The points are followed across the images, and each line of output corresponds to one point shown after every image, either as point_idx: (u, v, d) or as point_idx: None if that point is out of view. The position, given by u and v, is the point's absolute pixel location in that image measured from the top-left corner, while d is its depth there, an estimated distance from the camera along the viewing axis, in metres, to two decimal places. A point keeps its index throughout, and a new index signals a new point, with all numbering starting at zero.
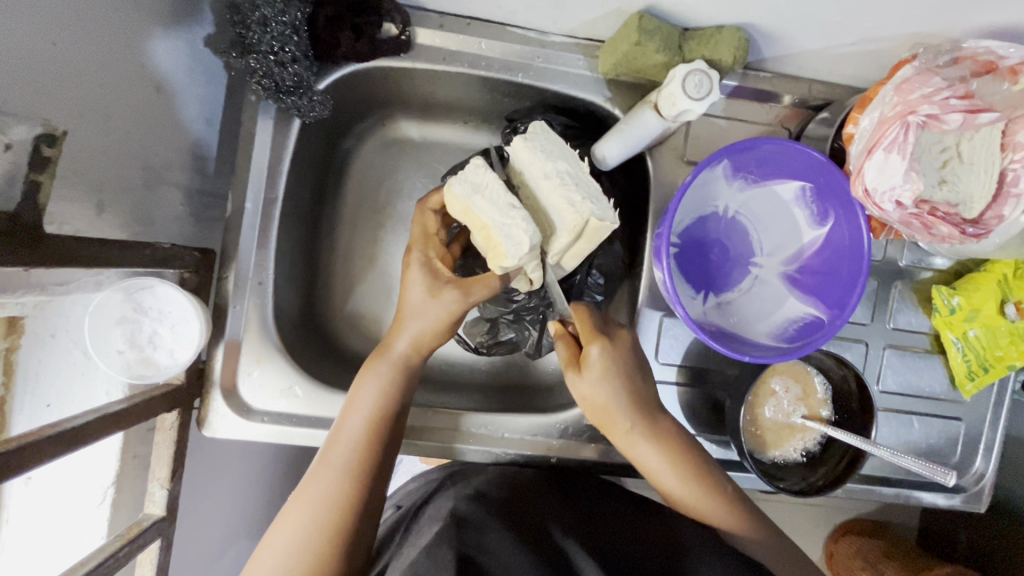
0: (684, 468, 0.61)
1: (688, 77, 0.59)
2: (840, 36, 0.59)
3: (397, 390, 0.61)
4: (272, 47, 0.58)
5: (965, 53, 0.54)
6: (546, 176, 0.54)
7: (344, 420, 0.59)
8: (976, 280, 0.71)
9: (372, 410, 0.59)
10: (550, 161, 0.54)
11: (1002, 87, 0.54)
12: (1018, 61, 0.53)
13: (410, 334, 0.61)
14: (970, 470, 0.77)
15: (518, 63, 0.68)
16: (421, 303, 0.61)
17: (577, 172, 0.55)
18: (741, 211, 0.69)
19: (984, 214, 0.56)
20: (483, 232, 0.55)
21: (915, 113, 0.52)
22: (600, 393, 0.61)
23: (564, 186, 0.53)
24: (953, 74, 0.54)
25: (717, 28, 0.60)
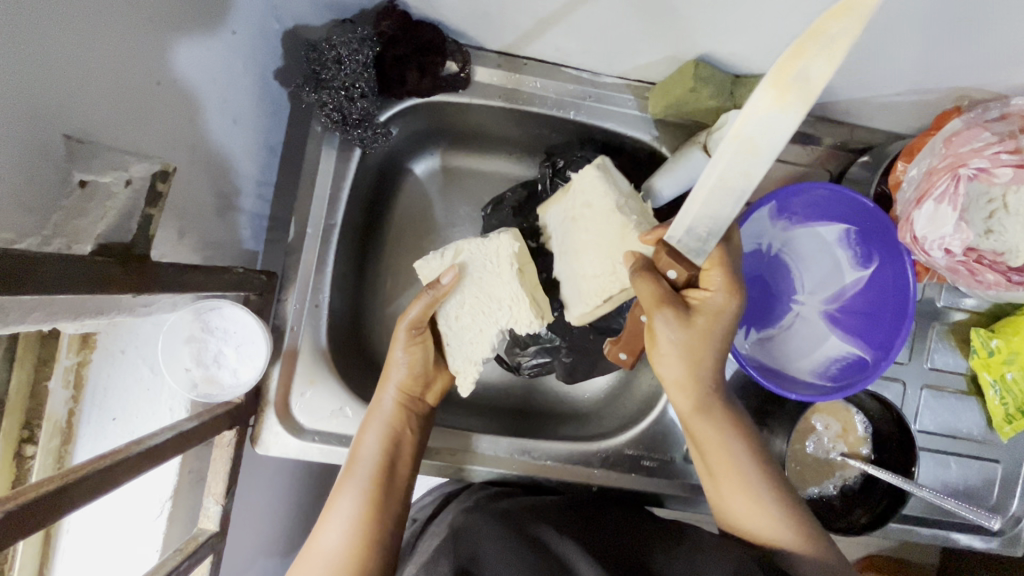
0: (744, 460, 0.60)
1: (740, 122, 0.60)
2: (888, 87, 0.61)
3: (399, 436, 0.64)
4: (343, 83, 0.62)
5: (1013, 110, 0.56)
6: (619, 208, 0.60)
7: (350, 469, 0.62)
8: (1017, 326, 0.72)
9: (377, 454, 0.62)
10: (621, 195, 0.61)
11: None
12: None
13: (389, 393, 0.66)
14: (1007, 513, 0.77)
15: (570, 102, 0.71)
16: (397, 360, 0.67)
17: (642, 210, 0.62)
18: (783, 250, 0.71)
19: None
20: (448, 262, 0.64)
21: (966, 166, 0.54)
22: (694, 347, 0.57)
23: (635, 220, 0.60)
24: (1002, 128, 0.56)
25: (768, 76, 0.63)
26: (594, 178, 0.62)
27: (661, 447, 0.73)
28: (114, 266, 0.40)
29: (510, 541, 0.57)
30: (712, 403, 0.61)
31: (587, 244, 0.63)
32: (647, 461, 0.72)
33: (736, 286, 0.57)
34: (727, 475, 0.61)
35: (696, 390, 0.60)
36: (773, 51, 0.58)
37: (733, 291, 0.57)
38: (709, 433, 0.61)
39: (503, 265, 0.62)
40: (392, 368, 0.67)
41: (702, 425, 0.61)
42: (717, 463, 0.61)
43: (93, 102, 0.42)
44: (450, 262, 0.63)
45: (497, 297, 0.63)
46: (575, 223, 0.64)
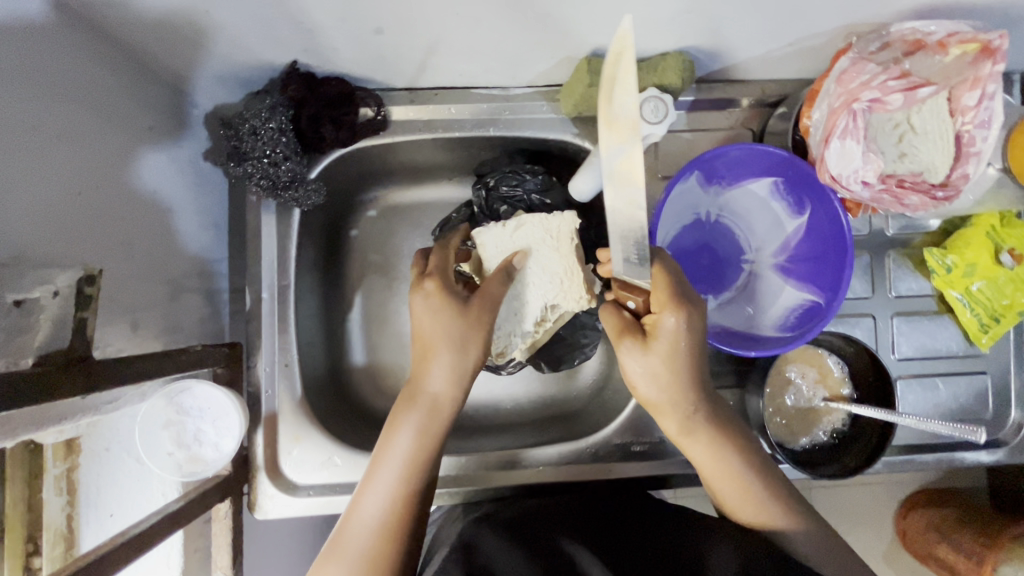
0: (737, 464, 0.59)
1: (644, 104, 0.63)
2: (777, 41, 0.63)
3: (410, 478, 0.56)
4: (264, 151, 0.65)
5: (893, 37, 0.57)
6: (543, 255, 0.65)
7: (342, 536, 0.54)
8: (969, 237, 0.73)
9: (386, 513, 0.54)
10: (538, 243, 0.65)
11: (935, 60, 0.56)
12: (944, 35, 0.55)
13: (401, 424, 0.57)
14: (1006, 422, 0.76)
15: (488, 119, 0.74)
16: (437, 366, 0.58)
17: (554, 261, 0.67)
18: (721, 215, 0.73)
19: (952, 176, 0.60)
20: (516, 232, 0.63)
21: (859, 100, 0.56)
22: (664, 372, 0.56)
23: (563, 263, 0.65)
24: (885, 58, 0.57)
25: (661, 55, 0.64)
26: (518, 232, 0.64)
27: (648, 430, 0.73)
28: (57, 373, 0.42)
29: (516, 548, 0.55)
30: (694, 417, 0.59)
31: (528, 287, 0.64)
32: (638, 446, 0.73)
33: (685, 303, 0.55)
34: (725, 479, 0.59)
35: (676, 404, 0.58)
36: (656, 31, 0.60)
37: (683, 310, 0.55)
38: (697, 444, 0.60)
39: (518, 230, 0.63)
40: (421, 393, 0.58)
41: (691, 436, 0.59)
42: (709, 471, 0.60)
43: (17, 225, 0.44)
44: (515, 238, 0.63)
45: (552, 271, 0.64)
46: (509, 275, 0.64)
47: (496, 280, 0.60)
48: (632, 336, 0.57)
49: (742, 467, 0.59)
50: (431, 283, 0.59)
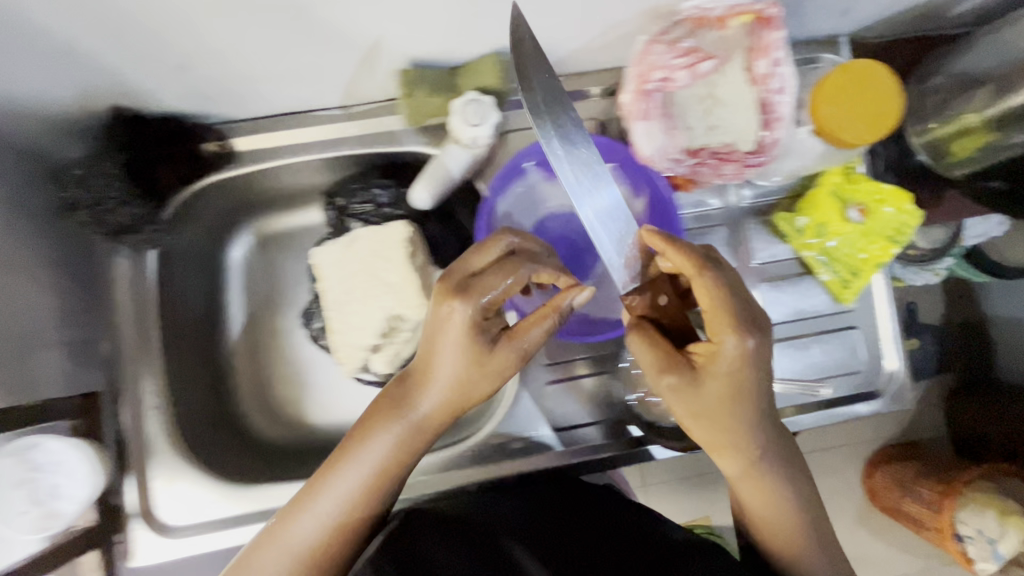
0: (767, 476, 0.57)
1: (464, 107, 0.64)
2: (590, 30, 0.64)
3: (343, 518, 0.56)
4: (96, 199, 0.65)
5: (682, 15, 0.58)
6: (378, 268, 0.62)
7: (271, 532, 0.56)
8: (820, 199, 0.72)
9: (321, 531, 0.55)
10: (376, 257, 0.62)
11: (714, 34, 0.59)
12: (722, 10, 0.57)
13: (380, 437, 0.56)
14: (881, 372, 0.78)
15: (336, 138, 0.74)
16: (429, 389, 0.55)
17: (395, 269, 0.61)
18: (574, 205, 0.73)
19: (765, 141, 0.61)
20: (349, 247, 0.62)
21: (651, 81, 0.58)
22: (717, 414, 0.53)
23: (399, 271, 0.61)
24: (672, 37, 0.59)
25: (478, 58, 0.65)
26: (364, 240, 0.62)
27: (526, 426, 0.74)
28: None
29: (456, 548, 0.54)
30: (762, 461, 0.56)
31: (358, 296, 0.62)
32: (517, 443, 0.73)
33: (747, 325, 0.51)
34: (748, 487, 0.57)
35: (713, 434, 0.54)
36: (463, 34, 0.61)
37: (756, 331, 0.51)
38: (764, 451, 0.56)
39: (352, 249, 0.62)
40: (410, 410, 0.56)
41: (735, 443, 0.54)
42: (742, 481, 0.57)
43: None
44: (345, 253, 0.62)
45: (387, 281, 0.61)
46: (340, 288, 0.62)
47: (533, 323, 0.56)
48: (676, 371, 0.53)
49: (756, 477, 0.57)
50: (461, 309, 0.52)
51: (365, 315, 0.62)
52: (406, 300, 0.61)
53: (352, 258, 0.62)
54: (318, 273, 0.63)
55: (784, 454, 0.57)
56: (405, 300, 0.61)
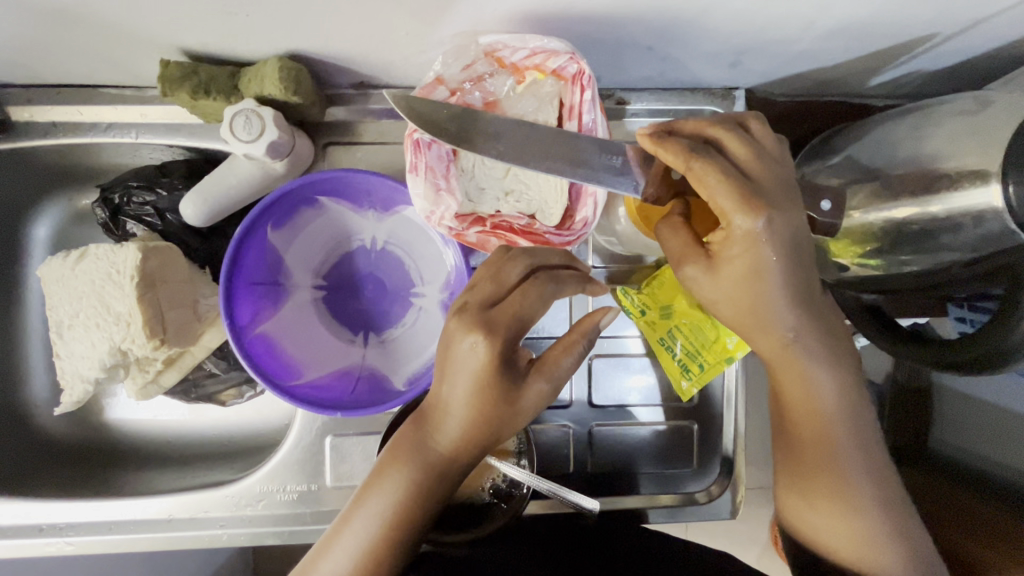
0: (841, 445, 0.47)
1: (234, 119, 0.53)
2: (403, 49, 0.53)
3: (376, 555, 0.46)
4: None
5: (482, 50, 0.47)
6: (102, 293, 0.53)
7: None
8: (676, 273, 0.64)
9: (351, 569, 0.45)
10: (102, 280, 0.53)
11: (507, 82, 0.50)
12: (519, 59, 0.48)
13: (382, 490, 0.46)
14: (709, 474, 0.71)
15: (129, 123, 0.63)
16: (448, 430, 0.45)
17: (121, 296, 0.53)
18: (389, 242, 0.64)
19: (572, 219, 0.51)
20: (83, 264, 0.54)
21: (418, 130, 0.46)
22: (734, 300, 0.43)
23: (123, 301, 0.53)
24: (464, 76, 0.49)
25: (264, 61, 0.54)
26: (92, 259, 0.53)
27: (301, 477, 0.66)
28: None
29: None
30: (797, 341, 0.44)
31: (85, 321, 0.54)
32: (284, 495, 0.65)
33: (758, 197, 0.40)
34: (799, 471, 0.48)
35: (734, 321, 0.44)
36: (238, 32, 0.50)
37: (763, 208, 0.39)
38: (838, 430, 0.47)
39: (81, 268, 0.54)
40: (426, 445, 0.46)
41: (758, 334, 0.44)
42: (802, 451, 0.48)
43: None
44: (72, 272, 0.54)
45: (114, 311, 0.53)
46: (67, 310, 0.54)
47: (562, 352, 0.47)
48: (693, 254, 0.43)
49: (827, 457, 0.47)
50: (486, 344, 0.42)
51: (90, 345, 0.54)
52: (131, 332, 0.53)
53: (78, 279, 0.54)
54: (46, 287, 0.55)
55: (876, 446, 0.48)
56: (131, 332, 0.53)
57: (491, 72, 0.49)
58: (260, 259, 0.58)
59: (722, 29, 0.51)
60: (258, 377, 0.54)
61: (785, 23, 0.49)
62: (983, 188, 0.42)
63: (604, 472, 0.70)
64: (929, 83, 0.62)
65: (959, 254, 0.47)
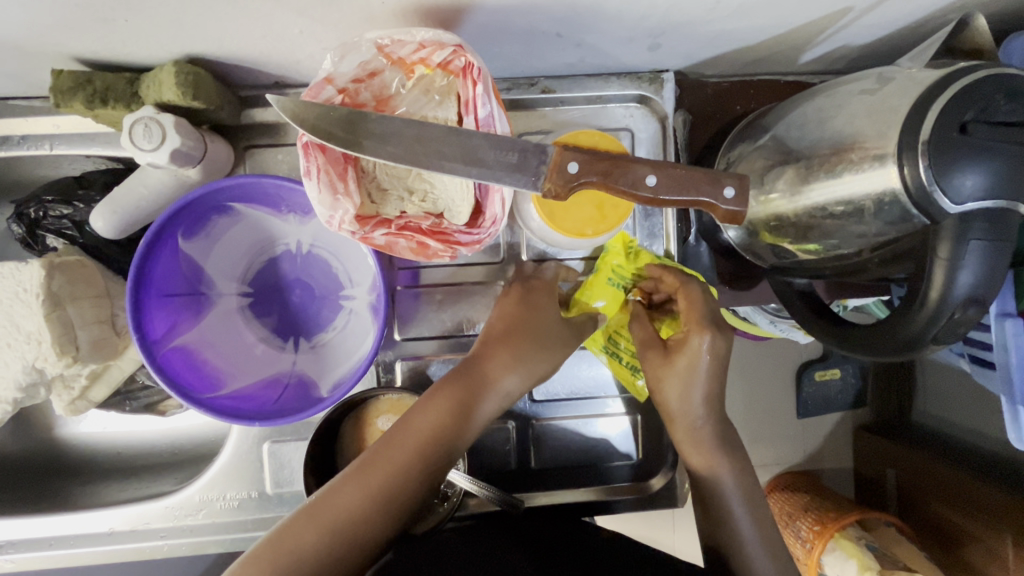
0: (710, 447, 0.54)
1: (132, 128, 0.52)
2: (301, 47, 0.51)
3: (438, 443, 0.49)
4: None
5: (367, 47, 0.45)
6: (10, 313, 0.52)
7: (331, 497, 0.45)
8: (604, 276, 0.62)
9: (414, 448, 0.48)
10: (10, 298, 0.52)
11: (398, 80, 0.48)
12: (407, 54, 0.46)
13: (428, 406, 0.50)
14: (656, 464, 0.71)
15: (40, 135, 0.62)
16: (511, 346, 0.54)
17: (28, 315, 0.52)
18: (315, 245, 0.63)
19: (480, 217, 0.50)
20: None
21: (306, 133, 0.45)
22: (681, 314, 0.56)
23: (31, 319, 0.52)
24: (351, 73, 0.46)
25: (161, 67, 0.53)
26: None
27: (240, 484, 0.65)
28: None
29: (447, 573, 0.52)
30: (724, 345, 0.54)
31: None
32: (224, 504, 0.65)
33: (696, 191, 0.44)
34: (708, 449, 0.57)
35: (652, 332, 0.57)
36: (124, 38, 0.48)
37: (705, 201, 0.44)
38: (707, 432, 0.55)
39: None
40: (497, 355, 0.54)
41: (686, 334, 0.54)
42: (687, 449, 0.55)
43: None
44: None
45: (24, 329, 0.52)
46: None
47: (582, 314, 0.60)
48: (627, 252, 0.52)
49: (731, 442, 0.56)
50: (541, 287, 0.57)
51: (4, 364, 0.53)
52: (42, 350, 0.52)
53: None
54: None
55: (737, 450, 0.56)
56: (41, 351, 0.52)
57: (386, 67, 0.47)
58: (174, 269, 0.57)
59: (625, 13, 0.49)
60: (172, 390, 0.53)
61: (686, 3, 0.47)
62: (881, 170, 0.41)
63: (549, 466, 0.70)
64: (858, 55, 0.60)
65: (867, 239, 0.45)
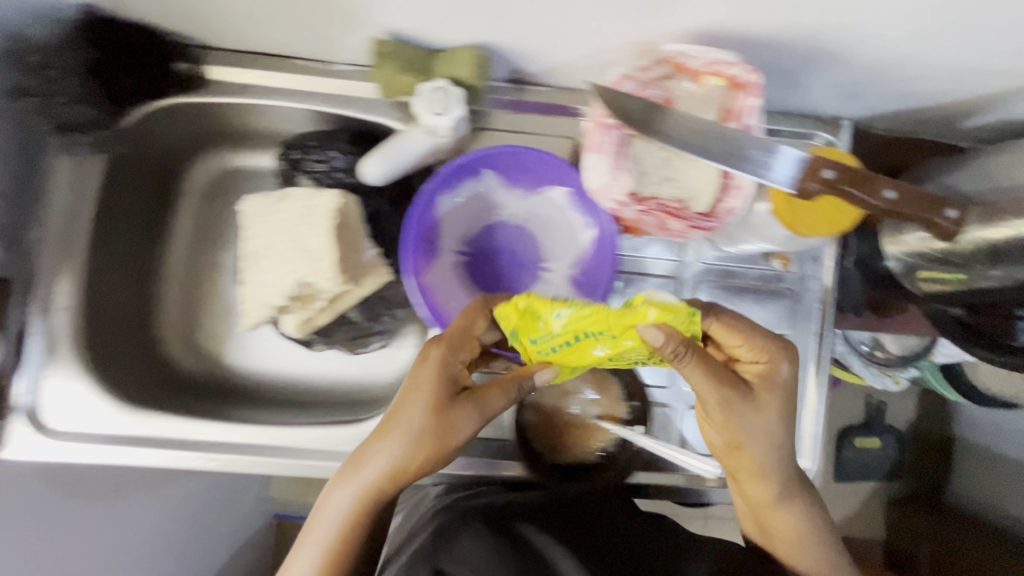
0: (758, 473, 0.62)
1: (429, 94, 0.62)
2: (575, 49, 0.61)
3: (392, 478, 0.59)
4: (58, 91, 0.65)
5: (664, 57, 0.56)
6: (300, 231, 0.60)
7: (317, 526, 0.59)
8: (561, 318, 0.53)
9: (365, 487, 0.59)
10: (302, 219, 0.60)
11: (687, 86, 0.57)
12: (700, 65, 0.55)
13: (387, 450, 0.58)
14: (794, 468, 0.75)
15: (309, 92, 0.72)
16: (425, 389, 0.58)
17: (316, 235, 0.60)
18: (527, 219, 0.72)
19: (718, 207, 0.58)
20: (281, 202, 0.61)
21: (608, 117, 0.56)
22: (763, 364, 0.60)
23: (319, 239, 0.60)
24: (648, 77, 0.58)
25: (458, 48, 0.63)
26: (296, 200, 0.61)
27: None
28: None
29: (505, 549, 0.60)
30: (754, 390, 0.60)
31: (278, 254, 0.61)
32: None
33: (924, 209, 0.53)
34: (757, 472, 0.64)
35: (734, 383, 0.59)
36: (445, 21, 0.59)
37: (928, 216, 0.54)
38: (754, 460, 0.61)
39: (282, 206, 0.61)
40: (419, 401, 0.58)
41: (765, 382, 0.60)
42: (733, 467, 0.63)
43: None
44: (274, 208, 0.61)
45: (309, 247, 0.60)
46: (263, 242, 0.61)
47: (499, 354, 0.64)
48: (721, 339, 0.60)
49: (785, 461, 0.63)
50: (480, 325, 0.60)
51: (275, 275, 0.61)
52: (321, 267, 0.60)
53: (279, 216, 0.61)
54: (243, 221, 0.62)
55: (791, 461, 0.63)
56: (319, 267, 0.60)
57: (668, 76, 0.58)
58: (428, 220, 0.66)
59: (855, 64, 0.59)
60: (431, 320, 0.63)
61: (912, 61, 0.58)
62: None
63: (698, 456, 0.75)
64: (1015, 138, 0.71)
65: None
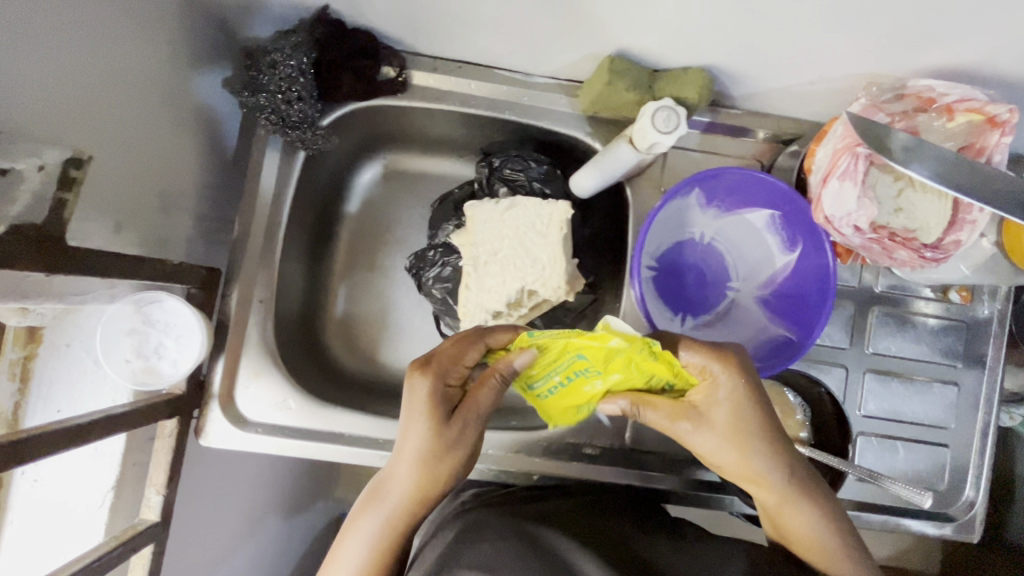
0: (765, 482, 0.55)
1: (657, 112, 0.62)
2: (801, 76, 0.63)
3: (420, 493, 0.53)
4: (279, 87, 0.66)
5: (910, 90, 0.59)
6: (529, 238, 0.64)
7: (354, 530, 0.53)
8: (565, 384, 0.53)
9: (396, 501, 0.53)
10: (531, 226, 0.64)
11: (937, 123, 0.59)
12: (954, 100, 0.57)
13: (400, 461, 0.53)
14: (960, 497, 0.76)
15: (506, 102, 0.73)
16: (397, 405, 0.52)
17: (546, 243, 0.63)
18: (716, 239, 0.73)
19: (943, 241, 0.61)
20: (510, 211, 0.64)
21: (862, 144, 0.57)
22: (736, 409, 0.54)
23: (548, 246, 0.63)
24: (895, 110, 0.60)
25: (682, 69, 0.65)
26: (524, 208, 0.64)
27: (601, 436, 0.73)
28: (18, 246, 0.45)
29: (513, 550, 0.54)
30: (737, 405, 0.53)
31: (506, 260, 0.64)
32: (589, 449, 0.73)
33: None
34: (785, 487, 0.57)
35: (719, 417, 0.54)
36: (685, 43, 0.60)
37: None
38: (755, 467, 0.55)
39: (512, 214, 0.65)
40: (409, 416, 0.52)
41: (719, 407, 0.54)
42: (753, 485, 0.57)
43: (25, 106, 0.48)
44: (503, 215, 0.64)
45: (538, 253, 0.64)
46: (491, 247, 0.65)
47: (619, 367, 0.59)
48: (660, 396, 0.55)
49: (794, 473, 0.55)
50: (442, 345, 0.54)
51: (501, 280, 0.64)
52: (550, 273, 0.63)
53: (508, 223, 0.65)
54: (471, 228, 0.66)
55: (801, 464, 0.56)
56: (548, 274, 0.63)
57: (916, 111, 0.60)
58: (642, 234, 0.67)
59: None
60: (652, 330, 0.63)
61: None
62: None
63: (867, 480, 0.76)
64: None
65: None
